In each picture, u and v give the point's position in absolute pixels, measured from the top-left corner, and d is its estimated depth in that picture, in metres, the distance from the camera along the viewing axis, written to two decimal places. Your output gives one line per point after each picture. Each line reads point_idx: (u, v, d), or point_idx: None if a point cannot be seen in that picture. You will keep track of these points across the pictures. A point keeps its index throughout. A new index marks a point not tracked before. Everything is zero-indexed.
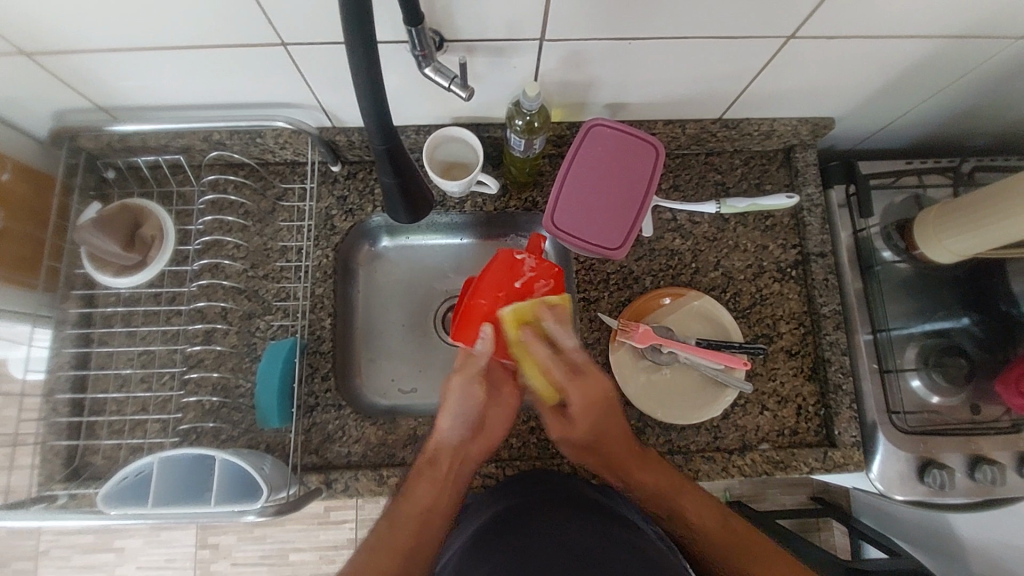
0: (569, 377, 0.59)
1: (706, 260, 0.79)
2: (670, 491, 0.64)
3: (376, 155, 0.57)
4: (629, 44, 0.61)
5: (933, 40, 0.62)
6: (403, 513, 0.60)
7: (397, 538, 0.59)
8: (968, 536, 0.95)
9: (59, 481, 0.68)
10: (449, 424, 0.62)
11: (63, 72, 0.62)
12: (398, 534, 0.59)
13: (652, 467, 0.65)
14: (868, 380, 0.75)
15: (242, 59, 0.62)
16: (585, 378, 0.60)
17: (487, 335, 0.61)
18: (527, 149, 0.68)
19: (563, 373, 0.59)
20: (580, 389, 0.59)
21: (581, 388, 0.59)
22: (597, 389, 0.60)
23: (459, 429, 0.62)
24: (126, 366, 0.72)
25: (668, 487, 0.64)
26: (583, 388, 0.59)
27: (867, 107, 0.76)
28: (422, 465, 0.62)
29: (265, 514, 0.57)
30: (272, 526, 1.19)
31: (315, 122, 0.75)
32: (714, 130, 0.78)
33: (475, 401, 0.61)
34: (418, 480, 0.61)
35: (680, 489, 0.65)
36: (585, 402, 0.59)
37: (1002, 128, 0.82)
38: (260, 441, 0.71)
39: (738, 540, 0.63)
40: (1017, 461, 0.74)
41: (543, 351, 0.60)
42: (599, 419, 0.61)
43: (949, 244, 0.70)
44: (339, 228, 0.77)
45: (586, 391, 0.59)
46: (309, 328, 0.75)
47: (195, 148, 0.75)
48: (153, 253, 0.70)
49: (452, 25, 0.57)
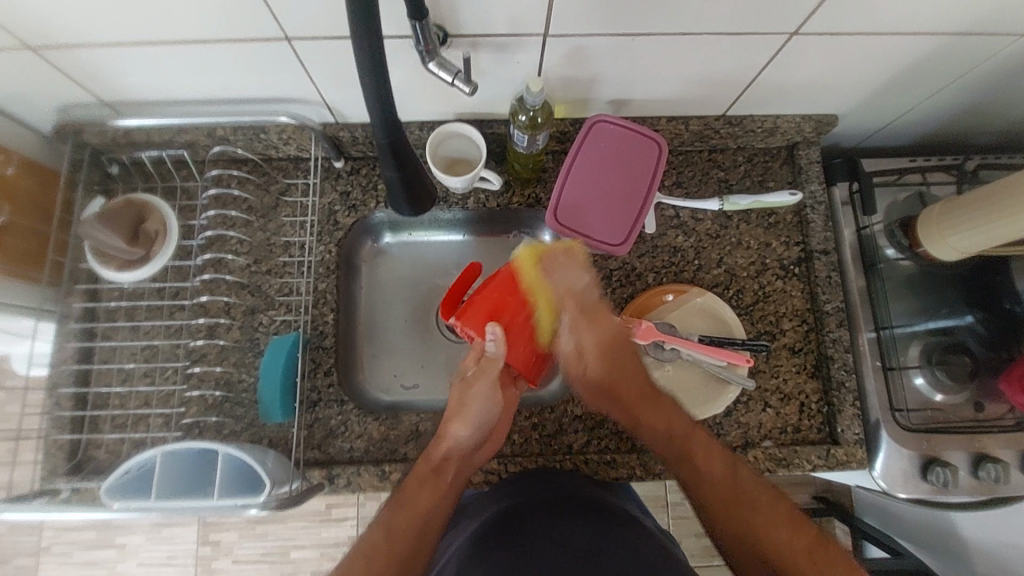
0: (578, 309, 0.70)
1: (709, 257, 0.79)
2: (680, 438, 0.68)
3: (378, 148, 0.57)
4: (633, 39, 0.61)
5: (937, 36, 0.62)
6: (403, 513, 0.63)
7: (395, 534, 0.63)
8: (972, 535, 0.95)
9: (62, 475, 0.68)
10: (468, 430, 0.66)
11: (67, 66, 0.62)
12: (396, 531, 0.63)
13: (664, 414, 0.69)
14: (872, 377, 0.75)
15: (246, 53, 0.62)
16: (594, 320, 0.70)
17: (498, 335, 0.66)
18: (531, 144, 0.69)
19: (576, 309, 0.70)
20: (593, 317, 0.70)
21: (591, 330, 0.70)
22: (607, 328, 0.71)
23: (472, 435, 0.66)
24: (130, 361, 0.72)
25: (679, 434, 0.68)
26: (595, 322, 0.70)
27: (871, 105, 0.76)
28: (420, 474, 0.65)
29: (268, 508, 0.57)
30: (273, 524, 1.19)
31: (319, 117, 0.75)
32: (718, 127, 0.78)
33: (495, 404, 0.67)
34: (422, 487, 0.64)
35: (690, 443, 0.68)
36: (595, 341, 0.70)
37: (1007, 126, 0.82)
38: (263, 436, 0.71)
39: (743, 501, 0.66)
40: (1020, 459, 0.73)
41: (560, 278, 0.69)
42: (608, 357, 0.71)
43: (953, 242, 0.70)
44: (342, 224, 0.78)
45: (597, 330, 0.70)
46: (312, 323, 0.75)
47: (198, 143, 0.75)
48: (156, 248, 0.70)
49: (456, 19, 0.57)
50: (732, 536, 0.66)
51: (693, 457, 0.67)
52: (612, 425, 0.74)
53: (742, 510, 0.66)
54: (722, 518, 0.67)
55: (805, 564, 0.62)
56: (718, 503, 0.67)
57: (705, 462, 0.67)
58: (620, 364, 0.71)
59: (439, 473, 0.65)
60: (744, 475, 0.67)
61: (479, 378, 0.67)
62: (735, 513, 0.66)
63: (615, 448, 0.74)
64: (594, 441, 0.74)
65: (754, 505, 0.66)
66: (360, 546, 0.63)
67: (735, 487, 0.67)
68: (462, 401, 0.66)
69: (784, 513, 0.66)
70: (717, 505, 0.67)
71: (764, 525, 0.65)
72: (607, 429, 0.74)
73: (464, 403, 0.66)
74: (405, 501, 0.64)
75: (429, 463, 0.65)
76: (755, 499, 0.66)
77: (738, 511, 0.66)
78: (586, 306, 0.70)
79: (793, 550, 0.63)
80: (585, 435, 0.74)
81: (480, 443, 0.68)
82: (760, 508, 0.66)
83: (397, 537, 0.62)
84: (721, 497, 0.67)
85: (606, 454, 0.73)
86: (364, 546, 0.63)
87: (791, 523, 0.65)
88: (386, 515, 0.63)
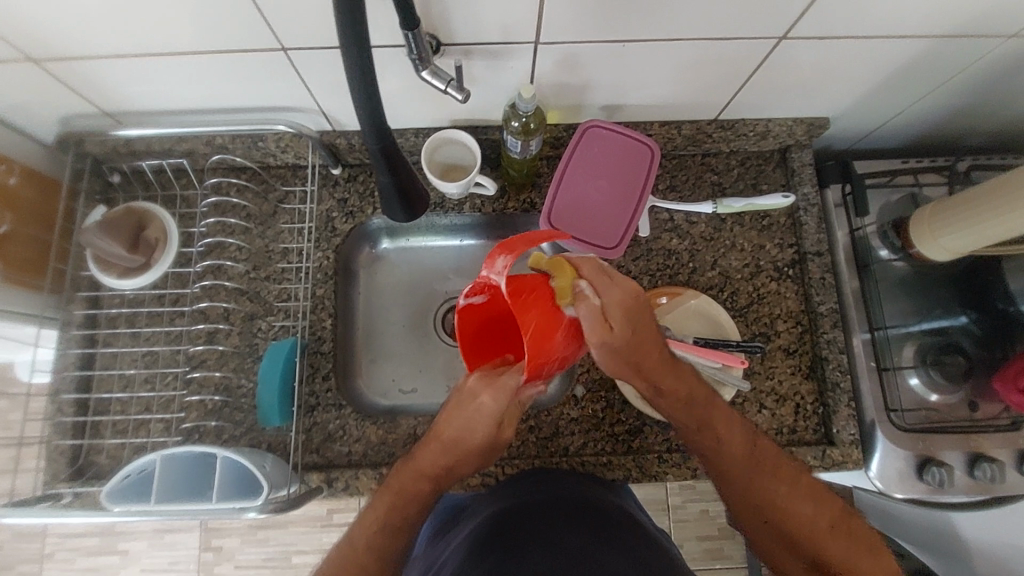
0: (602, 279, 0.53)
1: (703, 260, 0.80)
2: (697, 406, 0.62)
3: (371, 155, 0.58)
4: (622, 46, 0.62)
5: (925, 38, 0.63)
6: (391, 522, 0.61)
7: (383, 545, 0.60)
8: (972, 537, 0.95)
9: (64, 480, 0.69)
10: (471, 461, 0.61)
11: (70, 77, 0.64)
12: (385, 536, 0.61)
13: (678, 386, 0.61)
14: (866, 378, 0.75)
15: (241, 63, 0.63)
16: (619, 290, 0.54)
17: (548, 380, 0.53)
18: (524, 151, 0.70)
19: (596, 269, 0.53)
20: (618, 282, 0.53)
21: (616, 287, 0.53)
22: (633, 286, 0.54)
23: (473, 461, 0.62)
24: (131, 367, 0.73)
25: (699, 400, 0.62)
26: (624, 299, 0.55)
27: (861, 107, 0.77)
28: (399, 484, 0.63)
29: (266, 510, 0.57)
30: (274, 529, 1.20)
31: (316, 125, 0.76)
32: (709, 131, 0.79)
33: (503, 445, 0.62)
34: (406, 503, 0.62)
35: (708, 407, 0.62)
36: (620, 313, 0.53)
37: (997, 127, 0.82)
38: (262, 441, 0.72)
39: (770, 472, 0.62)
40: (1016, 459, 0.74)
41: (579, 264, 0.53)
42: (632, 323, 0.54)
43: (943, 242, 0.70)
44: (339, 230, 0.79)
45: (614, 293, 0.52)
46: (310, 329, 0.76)
47: (197, 152, 0.76)
48: (156, 256, 0.71)
49: (448, 29, 0.58)
50: (759, 509, 0.62)
51: (712, 426, 0.62)
52: (607, 427, 0.76)
53: (763, 475, 0.61)
54: (742, 484, 0.62)
55: (825, 535, 0.60)
56: (737, 469, 0.62)
57: (723, 427, 0.62)
58: (643, 326, 0.56)
59: (427, 484, 0.62)
60: (760, 445, 0.63)
61: (473, 417, 0.58)
62: (756, 480, 0.62)
63: (611, 450, 0.75)
64: (590, 443, 0.75)
65: (776, 470, 0.62)
66: (343, 550, 0.61)
67: (751, 456, 0.62)
68: (438, 452, 0.61)
69: (802, 479, 0.62)
70: (733, 473, 0.62)
71: (787, 493, 0.61)
72: (602, 432, 0.75)
73: (495, 446, 0.61)
74: (393, 510, 0.61)
75: (425, 481, 0.62)
76: (773, 463, 0.62)
77: (762, 480, 0.61)
78: (606, 267, 0.53)
79: (814, 520, 0.60)
80: (581, 438, 0.75)
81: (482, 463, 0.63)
82: (782, 476, 0.62)
83: (385, 553, 0.60)
84: (745, 464, 0.61)
85: (601, 456, 0.74)
86: (348, 553, 0.60)
87: (809, 488, 0.62)
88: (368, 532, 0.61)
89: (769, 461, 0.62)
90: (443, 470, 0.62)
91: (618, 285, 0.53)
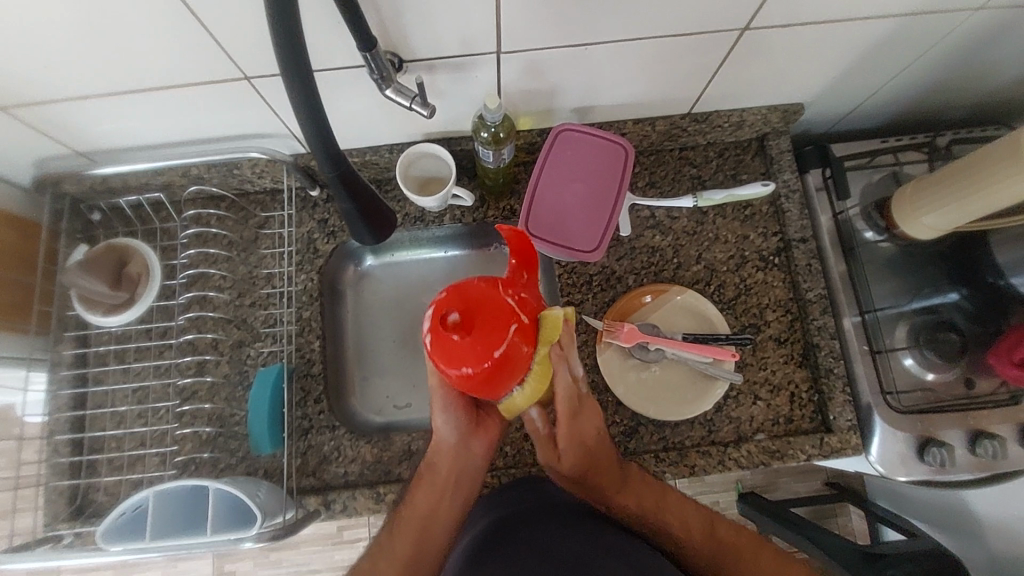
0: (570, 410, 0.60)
1: (687, 254, 0.79)
2: (656, 507, 0.66)
3: (328, 180, 0.57)
4: (585, 49, 0.62)
5: (891, 18, 0.62)
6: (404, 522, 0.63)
7: (399, 551, 0.61)
8: (984, 512, 0.94)
9: (64, 520, 0.69)
10: (440, 426, 0.61)
11: (38, 121, 0.64)
12: (399, 546, 0.62)
13: (647, 492, 0.66)
14: (860, 362, 0.74)
15: (205, 94, 0.63)
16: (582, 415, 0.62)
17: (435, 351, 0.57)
18: (497, 160, 0.70)
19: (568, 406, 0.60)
20: (580, 421, 0.61)
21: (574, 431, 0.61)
22: (596, 423, 0.63)
23: (451, 432, 0.61)
24: (123, 404, 0.74)
25: (652, 505, 0.66)
26: (583, 422, 0.62)
27: (836, 90, 0.76)
28: (417, 492, 0.63)
29: (263, 539, 0.58)
30: (287, 550, 1.20)
31: (290, 149, 0.76)
32: (684, 125, 0.79)
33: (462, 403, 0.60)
34: (418, 487, 0.63)
35: (664, 500, 0.67)
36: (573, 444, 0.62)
37: (975, 100, 0.82)
38: (258, 468, 0.72)
39: (738, 553, 0.66)
40: (1018, 434, 0.73)
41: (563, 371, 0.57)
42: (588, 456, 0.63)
43: (925, 221, 0.70)
44: (322, 251, 0.79)
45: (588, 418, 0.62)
46: (299, 352, 0.76)
47: (174, 184, 0.77)
48: (139, 290, 0.71)
49: (409, 46, 0.58)
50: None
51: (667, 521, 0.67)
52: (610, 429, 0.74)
53: (728, 556, 0.66)
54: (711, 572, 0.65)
55: None
56: (703, 560, 0.66)
57: (680, 518, 0.67)
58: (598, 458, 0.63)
59: (440, 472, 0.63)
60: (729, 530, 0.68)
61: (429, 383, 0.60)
62: (720, 561, 0.65)
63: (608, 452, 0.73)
64: None
65: (738, 551, 0.66)
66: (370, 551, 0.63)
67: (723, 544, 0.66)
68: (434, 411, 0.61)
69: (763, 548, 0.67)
70: (701, 560, 0.65)
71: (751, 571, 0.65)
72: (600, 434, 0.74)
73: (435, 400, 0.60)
74: (405, 518, 0.63)
75: (448, 468, 0.63)
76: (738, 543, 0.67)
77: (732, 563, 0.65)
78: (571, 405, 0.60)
79: None
80: None
81: (469, 437, 0.62)
82: (747, 554, 0.66)
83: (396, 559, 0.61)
84: (703, 550, 0.66)
85: None
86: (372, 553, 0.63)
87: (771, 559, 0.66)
88: (385, 535, 0.63)
89: (732, 543, 0.67)
90: (443, 440, 0.62)
91: (577, 425, 0.61)
